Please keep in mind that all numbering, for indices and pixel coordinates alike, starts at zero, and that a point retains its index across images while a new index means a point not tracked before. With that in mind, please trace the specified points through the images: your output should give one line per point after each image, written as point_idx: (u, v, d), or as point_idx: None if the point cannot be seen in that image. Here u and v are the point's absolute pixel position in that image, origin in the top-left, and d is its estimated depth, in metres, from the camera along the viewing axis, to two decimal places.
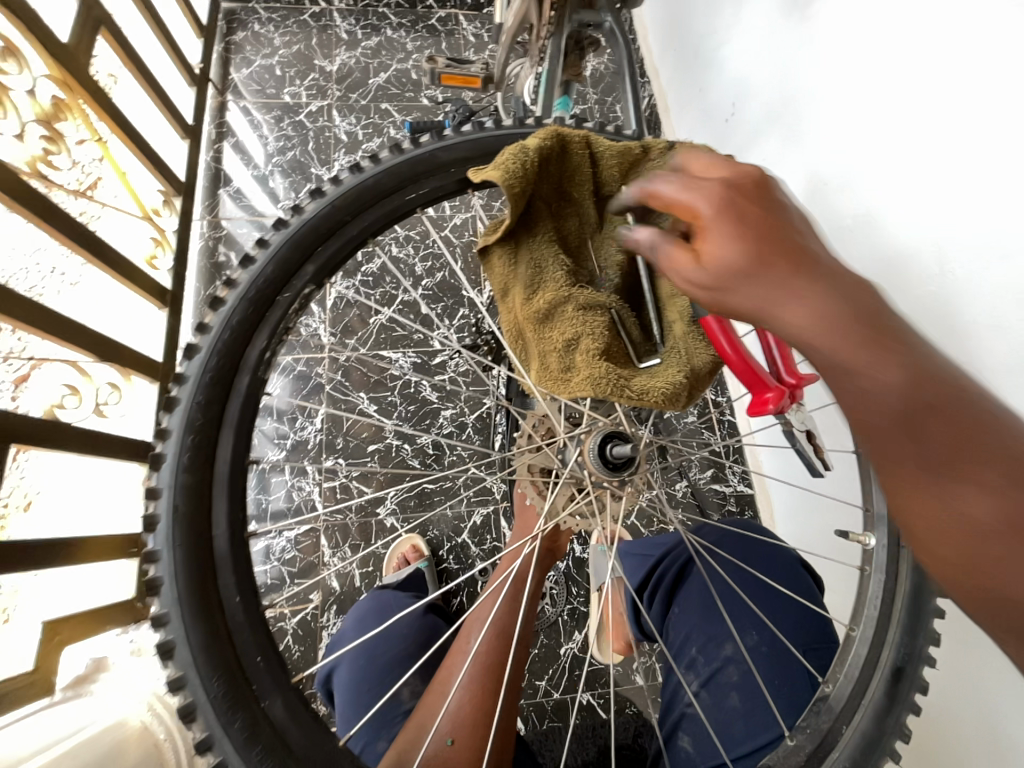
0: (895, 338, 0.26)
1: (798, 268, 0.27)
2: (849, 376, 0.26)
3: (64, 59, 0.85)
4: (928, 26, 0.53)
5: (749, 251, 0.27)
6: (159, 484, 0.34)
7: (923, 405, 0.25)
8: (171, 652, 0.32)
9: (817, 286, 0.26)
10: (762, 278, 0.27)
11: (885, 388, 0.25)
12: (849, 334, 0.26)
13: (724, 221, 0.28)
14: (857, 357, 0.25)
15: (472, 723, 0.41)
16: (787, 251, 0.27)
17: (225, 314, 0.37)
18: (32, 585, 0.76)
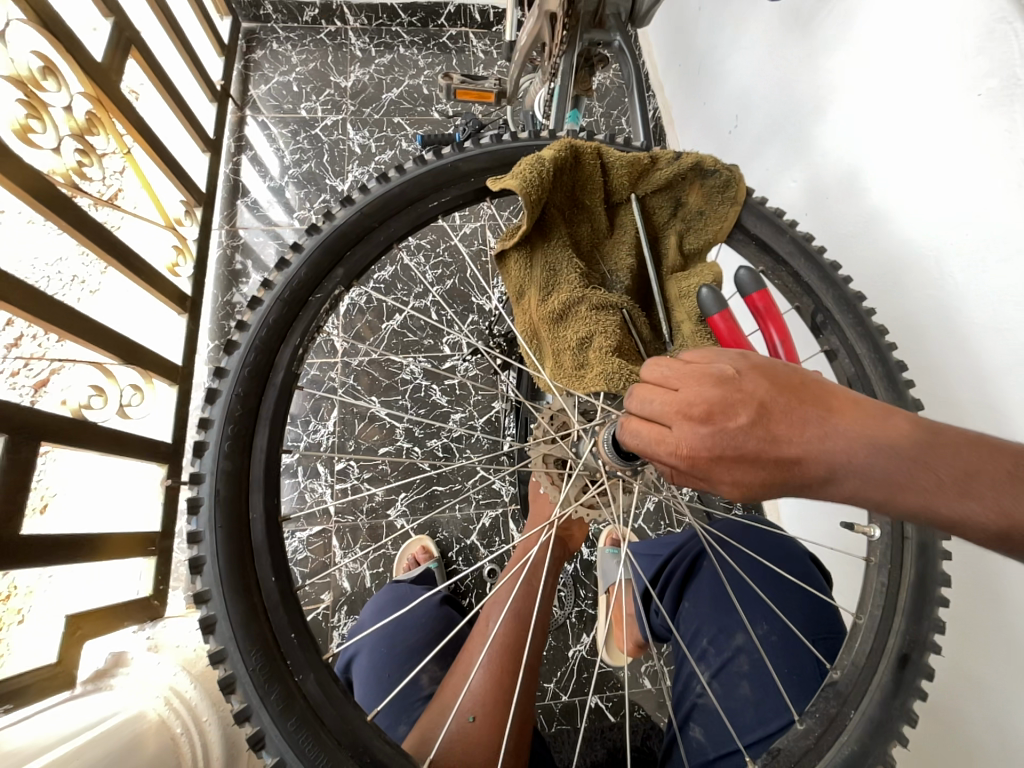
0: (802, 420, 0.31)
1: (749, 446, 0.31)
2: (823, 474, 0.31)
3: (99, 78, 0.89)
4: (922, 44, 0.56)
5: (721, 465, 0.32)
6: (202, 469, 0.36)
7: (858, 453, 0.30)
8: (213, 627, 0.34)
9: (760, 443, 0.31)
10: (752, 480, 0.32)
11: (836, 459, 0.30)
12: (792, 450, 0.31)
13: (690, 457, 0.33)
14: (814, 462, 0.30)
15: (493, 701, 0.43)
16: (733, 442, 0.31)
17: (263, 313, 0.40)
18: (52, 578, 0.81)
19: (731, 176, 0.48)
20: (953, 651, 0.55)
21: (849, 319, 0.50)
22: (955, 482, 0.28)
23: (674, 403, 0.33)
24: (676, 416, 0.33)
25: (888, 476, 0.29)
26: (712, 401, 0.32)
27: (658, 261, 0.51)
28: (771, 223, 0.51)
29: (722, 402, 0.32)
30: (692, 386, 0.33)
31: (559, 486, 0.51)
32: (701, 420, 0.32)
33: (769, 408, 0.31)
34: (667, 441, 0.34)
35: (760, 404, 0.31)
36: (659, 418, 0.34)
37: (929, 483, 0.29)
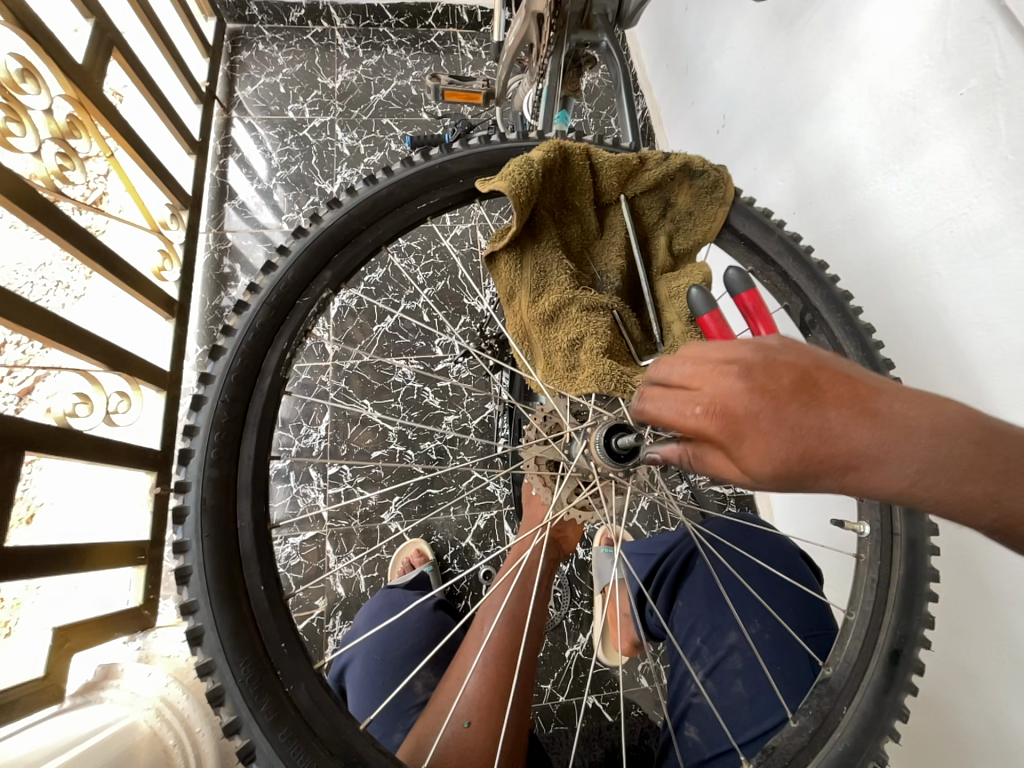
0: (850, 394, 0.27)
1: (793, 408, 0.27)
2: (878, 460, 0.26)
3: (80, 80, 0.88)
4: (905, 43, 0.57)
5: (758, 428, 0.27)
6: (188, 478, 0.36)
7: (921, 438, 0.26)
8: (200, 638, 0.33)
9: (808, 408, 0.27)
10: (788, 451, 0.27)
11: (896, 441, 0.26)
12: (846, 424, 0.26)
13: (722, 418, 0.28)
14: (867, 442, 0.26)
15: (489, 706, 0.42)
16: (776, 401, 0.27)
17: (249, 318, 0.40)
18: (43, 586, 0.79)
19: (719, 177, 0.48)
20: (943, 643, 0.56)
21: (836, 317, 0.50)
22: (1015, 474, 0.26)
23: (707, 359, 0.30)
24: (709, 372, 0.29)
25: (947, 464, 0.26)
26: (755, 360, 0.28)
27: (647, 261, 0.51)
28: (758, 222, 0.51)
29: (764, 361, 0.28)
30: (729, 348, 0.30)
31: (552, 488, 0.51)
32: (738, 376, 0.28)
33: (816, 375, 0.28)
34: (695, 400, 0.30)
35: (808, 370, 0.28)
36: (689, 375, 0.30)
37: (991, 474, 0.26)
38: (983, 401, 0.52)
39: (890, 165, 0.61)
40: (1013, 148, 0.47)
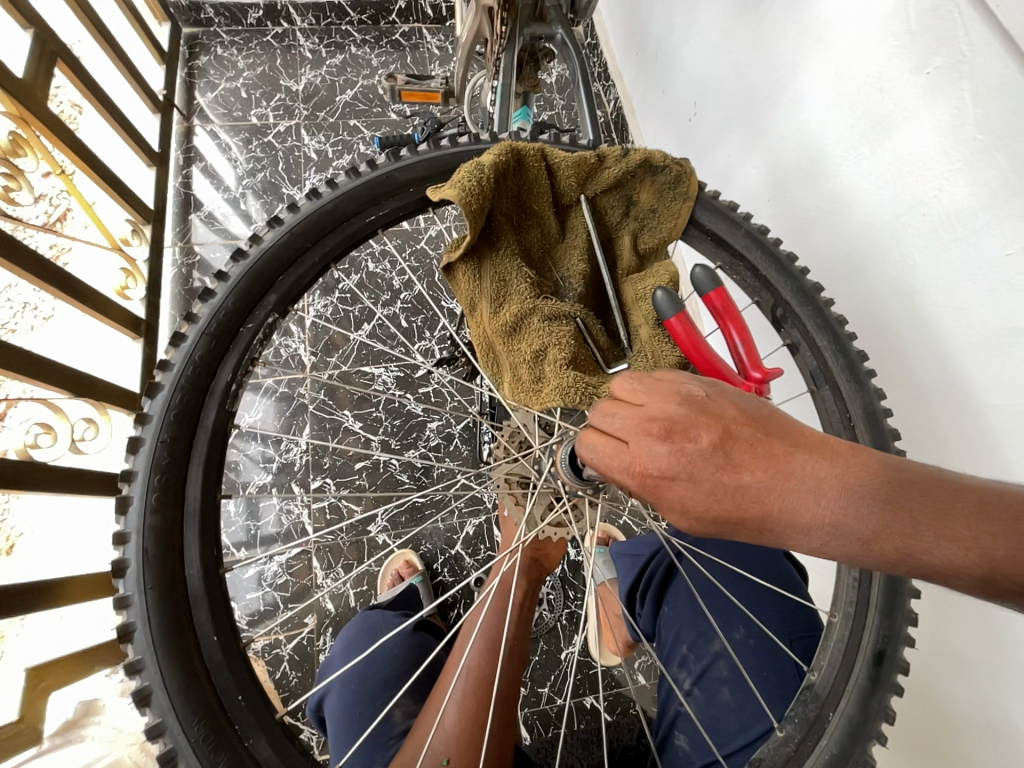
0: (767, 452, 0.30)
1: (704, 470, 0.30)
2: (791, 523, 0.29)
3: (21, 95, 0.83)
4: (871, 23, 0.55)
5: (672, 489, 0.31)
6: (127, 528, 0.34)
7: (828, 495, 0.28)
8: (147, 699, 0.31)
9: (719, 469, 0.30)
10: (702, 511, 0.30)
11: (800, 499, 0.28)
12: (755, 488, 0.29)
13: (642, 478, 0.32)
14: (777, 504, 0.29)
15: (467, 740, 0.41)
16: (689, 462, 0.30)
17: (187, 349, 0.37)
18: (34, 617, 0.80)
19: (682, 171, 0.46)
20: (930, 631, 0.56)
21: (808, 312, 0.49)
22: (929, 524, 0.27)
23: (637, 415, 0.33)
24: (637, 430, 0.32)
25: (856, 520, 0.27)
26: (673, 419, 0.32)
27: (613, 264, 0.49)
28: (724, 217, 0.50)
29: (682, 421, 0.31)
30: (658, 403, 0.33)
31: (524, 506, 0.50)
32: (659, 439, 0.31)
33: (733, 434, 0.30)
34: (624, 454, 0.33)
35: (723, 427, 0.31)
36: (621, 428, 0.33)
37: (905, 527, 0.27)
38: (960, 390, 0.51)
39: (861, 150, 0.59)
40: (983, 128, 0.46)
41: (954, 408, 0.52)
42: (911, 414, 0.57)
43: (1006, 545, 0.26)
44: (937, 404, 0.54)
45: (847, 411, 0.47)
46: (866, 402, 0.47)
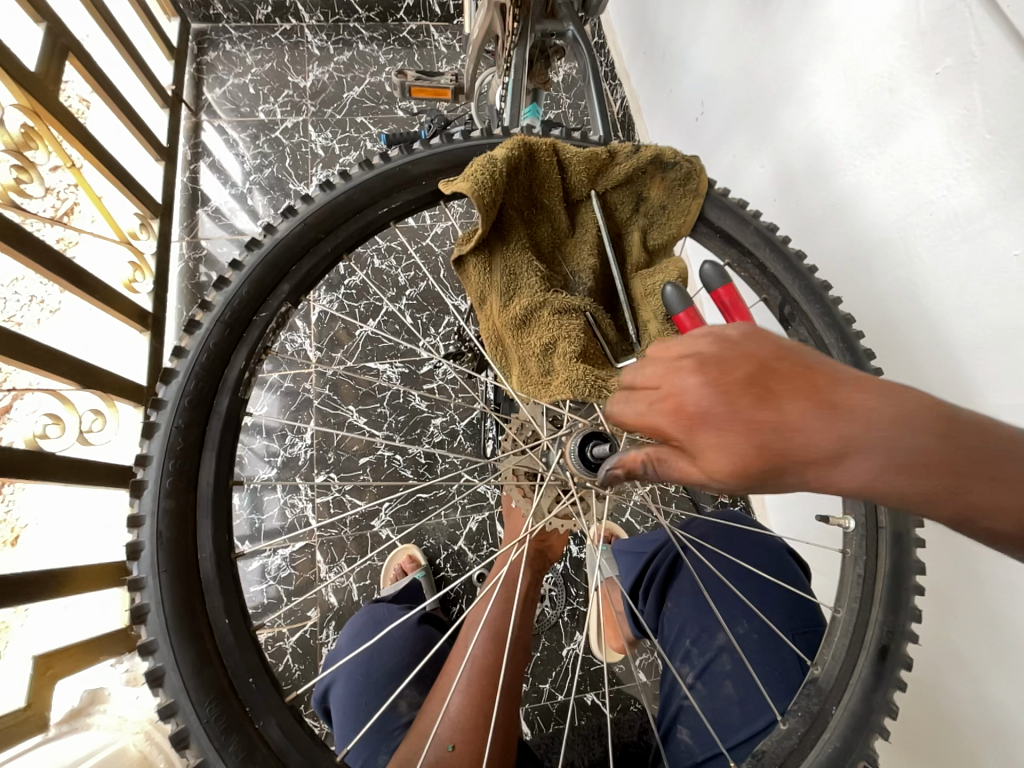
0: (813, 384, 0.27)
1: (748, 406, 0.27)
2: (833, 459, 0.26)
3: (33, 87, 0.84)
4: (879, 23, 0.55)
5: (713, 426, 0.28)
6: (141, 511, 0.34)
7: (876, 428, 0.26)
8: (161, 679, 0.32)
9: (763, 403, 0.27)
10: (746, 449, 0.27)
11: (847, 433, 0.26)
12: (802, 419, 0.26)
13: (677, 417, 0.29)
14: (825, 435, 0.26)
15: (473, 728, 0.41)
16: (731, 394, 0.28)
17: (202, 337, 0.38)
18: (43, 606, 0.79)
19: (692, 167, 0.46)
20: (935, 630, 0.56)
21: (815, 310, 0.49)
22: (956, 466, 0.26)
23: (667, 356, 0.31)
24: (669, 369, 0.30)
25: (897, 455, 0.26)
26: (708, 354, 0.29)
27: (622, 259, 0.49)
28: (734, 215, 0.50)
29: (717, 355, 0.29)
30: (683, 344, 0.31)
31: (531, 498, 0.50)
32: (694, 372, 0.29)
33: (774, 368, 0.28)
34: (656, 398, 0.30)
35: (762, 361, 0.28)
36: (652, 371, 0.31)
37: (936, 467, 0.26)
38: (967, 388, 0.51)
39: (869, 149, 0.60)
40: (992, 128, 0.46)
41: (961, 406, 0.52)
42: None
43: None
44: (942, 402, 0.54)
45: None
46: None
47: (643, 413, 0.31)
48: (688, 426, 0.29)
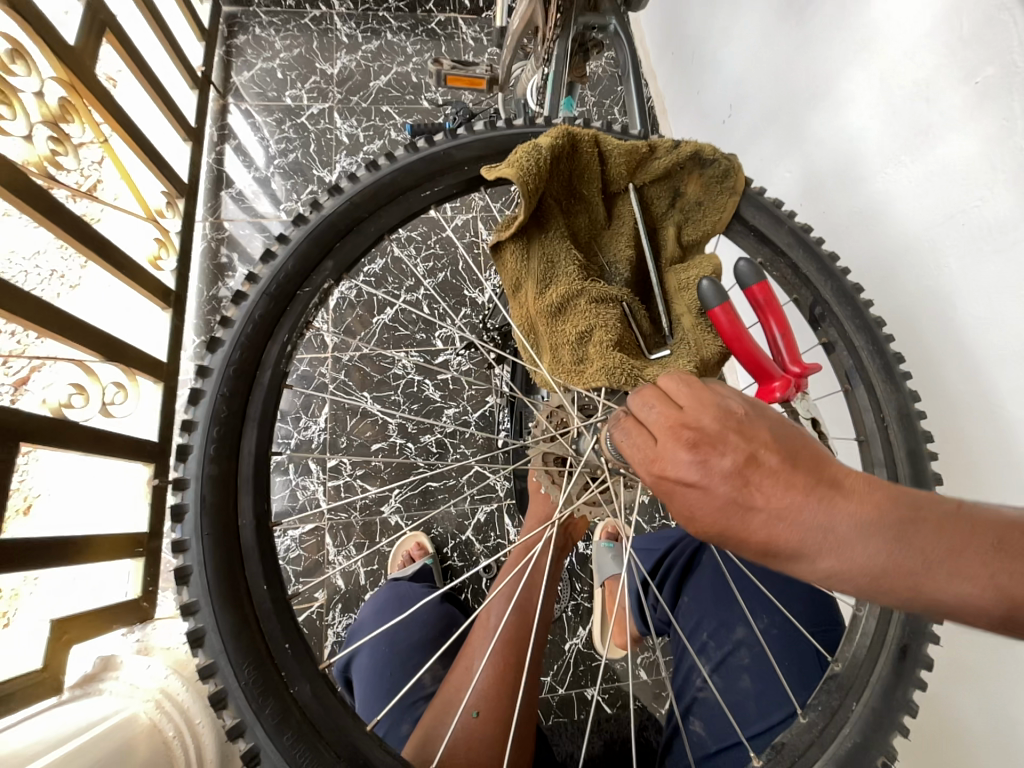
0: (784, 483, 0.30)
1: (723, 495, 0.30)
2: (805, 556, 0.29)
3: (70, 61, 0.85)
4: (920, 30, 0.55)
5: (690, 493, 0.31)
6: (186, 475, 0.35)
7: (845, 529, 0.28)
8: (201, 640, 0.33)
9: (736, 497, 0.30)
10: (714, 532, 0.31)
11: (816, 535, 0.29)
12: (770, 518, 0.29)
13: (660, 476, 0.32)
14: (793, 536, 0.29)
15: (497, 698, 0.45)
16: (709, 475, 0.30)
17: (248, 308, 0.39)
18: (49, 574, 0.79)
19: (730, 165, 0.47)
20: (946, 639, 0.56)
21: (847, 312, 0.49)
22: (939, 559, 0.27)
23: (669, 420, 0.33)
24: (668, 435, 0.32)
25: (870, 555, 0.28)
26: (705, 432, 0.31)
27: (656, 252, 0.50)
28: (770, 215, 0.50)
29: (713, 435, 0.31)
30: (696, 413, 0.32)
31: (560, 485, 0.52)
32: (687, 448, 0.31)
33: (760, 458, 0.30)
34: (649, 449, 0.33)
35: (751, 454, 0.30)
36: (654, 426, 0.33)
37: (914, 562, 0.28)
38: (990, 401, 0.52)
39: (902, 157, 0.60)
40: None
41: (985, 417, 0.52)
42: (939, 423, 0.57)
43: (1008, 574, 0.27)
44: (963, 413, 0.54)
45: (881, 412, 0.48)
46: (901, 404, 0.47)
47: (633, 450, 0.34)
48: (665, 484, 0.32)
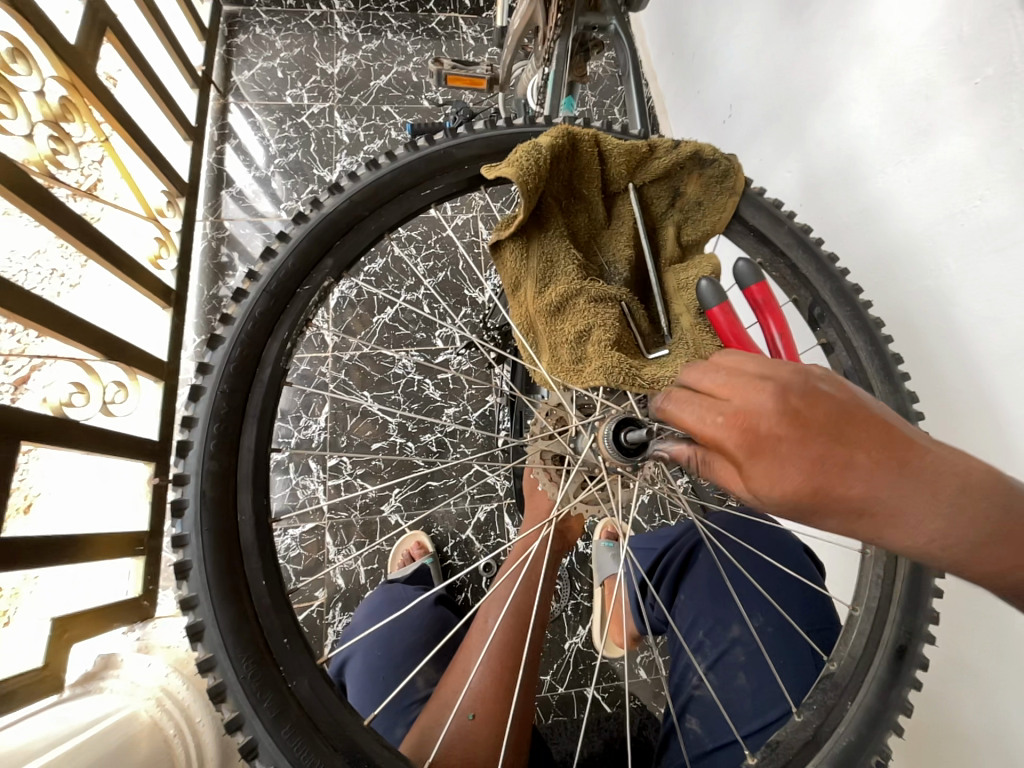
0: (878, 441, 0.28)
1: (816, 447, 0.28)
2: (884, 511, 0.28)
3: (72, 61, 0.86)
4: (920, 30, 0.55)
5: (778, 453, 0.29)
6: (186, 470, 0.35)
7: (923, 487, 0.28)
8: (201, 634, 0.33)
9: (830, 447, 0.28)
10: (801, 487, 0.28)
11: (898, 492, 0.28)
12: (865, 473, 0.28)
13: (745, 436, 0.30)
14: (881, 490, 0.28)
15: (494, 699, 0.44)
16: (803, 431, 0.29)
17: (248, 306, 0.39)
18: (48, 572, 0.79)
19: (730, 166, 0.47)
20: (945, 639, 0.56)
21: (845, 312, 0.50)
22: (1004, 529, 0.28)
23: (744, 378, 0.32)
24: (748, 389, 0.31)
25: (950, 515, 0.28)
26: (793, 388, 0.30)
27: (656, 252, 0.50)
28: (769, 215, 0.50)
29: (800, 390, 0.30)
30: (774, 371, 0.31)
31: (558, 483, 0.52)
32: (769, 397, 0.30)
33: (844, 420, 0.29)
34: (726, 409, 0.31)
35: (835, 410, 0.29)
36: (721, 383, 0.32)
37: (985, 528, 0.28)
38: (989, 400, 0.52)
39: (902, 157, 0.60)
40: None
41: (983, 417, 0.52)
42: (938, 423, 0.58)
43: None
44: (962, 413, 0.54)
45: None
46: (899, 404, 0.47)
47: (708, 411, 0.32)
48: (749, 442, 0.30)
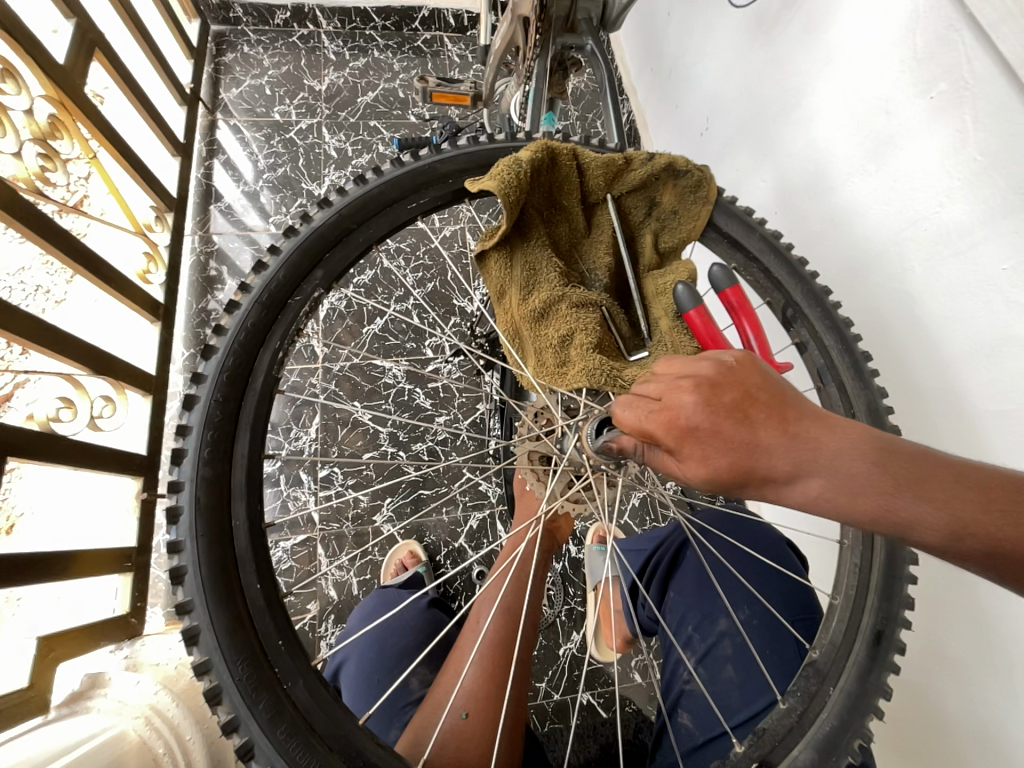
0: (780, 414, 0.31)
1: (727, 427, 0.31)
2: (783, 474, 0.30)
3: (60, 80, 0.87)
4: (878, 49, 0.59)
5: (699, 440, 0.32)
6: (181, 478, 0.36)
7: (826, 449, 0.30)
8: (196, 638, 0.33)
9: (739, 425, 0.31)
10: (720, 465, 0.31)
11: (800, 457, 0.30)
12: (768, 442, 0.31)
13: (670, 429, 0.33)
14: (783, 457, 0.30)
15: (485, 697, 0.45)
16: (715, 414, 0.32)
17: (240, 317, 0.40)
18: (27, 593, 0.77)
19: (703, 176, 0.49)
20: (924, 627, 0.58)
21: (817, 312, 0.52)
22: (910, 483, 0.29)
23: (668, 376, 0.34)
24: (668, 386, 0.34)
25: (852, 472, 0.29)
26: (705, 377, 0.33)
27: (634, 259, 0.52)
28: (742, 222, 0.53)
29: (715, 378, 0.33)
30: (686, 365, 0.34)
31: (545, 483, 0.54)
32: (690, 391, 0.33)
33: (753, 396, 0.32)
34: (652, 408, 0.34)
35: (746, 391, 0.32)
36: (652, 386, 0.34)
37: (889, 484, 0.29)
38: (956, 395, 0.54)
39: (866, 166, 0.63)
40: (982, 149, 0.49)
41: (951, 412, 0.55)
42: (910, 420, 0.60)
43: (971, 507, 0.28)
44: (932, 409, 0.57)
45: (851, 409, 0.50)
46: (869, 400, 0.50)
47: (638, 414, 0.35)
48: (674, 441, 0.33)
